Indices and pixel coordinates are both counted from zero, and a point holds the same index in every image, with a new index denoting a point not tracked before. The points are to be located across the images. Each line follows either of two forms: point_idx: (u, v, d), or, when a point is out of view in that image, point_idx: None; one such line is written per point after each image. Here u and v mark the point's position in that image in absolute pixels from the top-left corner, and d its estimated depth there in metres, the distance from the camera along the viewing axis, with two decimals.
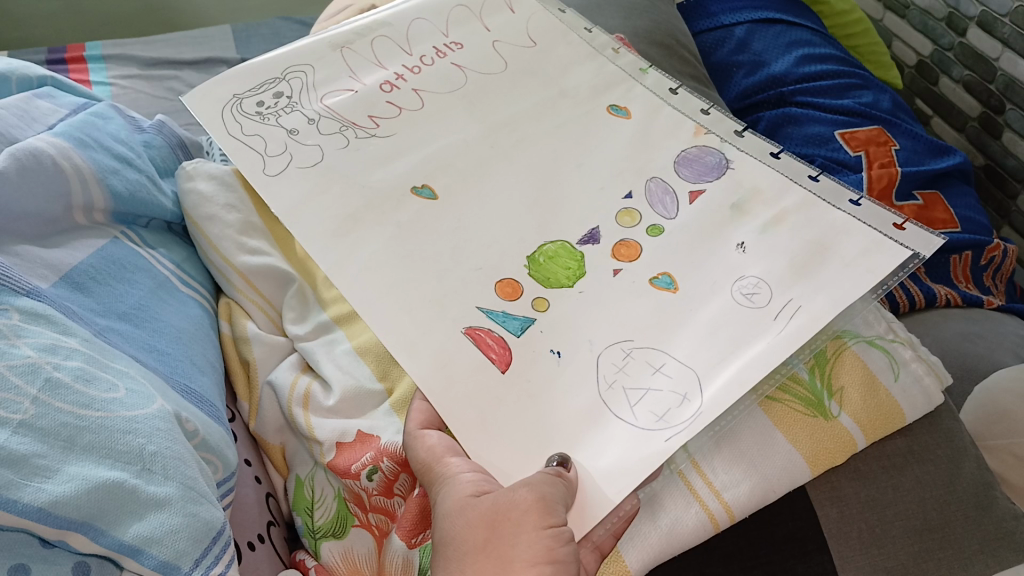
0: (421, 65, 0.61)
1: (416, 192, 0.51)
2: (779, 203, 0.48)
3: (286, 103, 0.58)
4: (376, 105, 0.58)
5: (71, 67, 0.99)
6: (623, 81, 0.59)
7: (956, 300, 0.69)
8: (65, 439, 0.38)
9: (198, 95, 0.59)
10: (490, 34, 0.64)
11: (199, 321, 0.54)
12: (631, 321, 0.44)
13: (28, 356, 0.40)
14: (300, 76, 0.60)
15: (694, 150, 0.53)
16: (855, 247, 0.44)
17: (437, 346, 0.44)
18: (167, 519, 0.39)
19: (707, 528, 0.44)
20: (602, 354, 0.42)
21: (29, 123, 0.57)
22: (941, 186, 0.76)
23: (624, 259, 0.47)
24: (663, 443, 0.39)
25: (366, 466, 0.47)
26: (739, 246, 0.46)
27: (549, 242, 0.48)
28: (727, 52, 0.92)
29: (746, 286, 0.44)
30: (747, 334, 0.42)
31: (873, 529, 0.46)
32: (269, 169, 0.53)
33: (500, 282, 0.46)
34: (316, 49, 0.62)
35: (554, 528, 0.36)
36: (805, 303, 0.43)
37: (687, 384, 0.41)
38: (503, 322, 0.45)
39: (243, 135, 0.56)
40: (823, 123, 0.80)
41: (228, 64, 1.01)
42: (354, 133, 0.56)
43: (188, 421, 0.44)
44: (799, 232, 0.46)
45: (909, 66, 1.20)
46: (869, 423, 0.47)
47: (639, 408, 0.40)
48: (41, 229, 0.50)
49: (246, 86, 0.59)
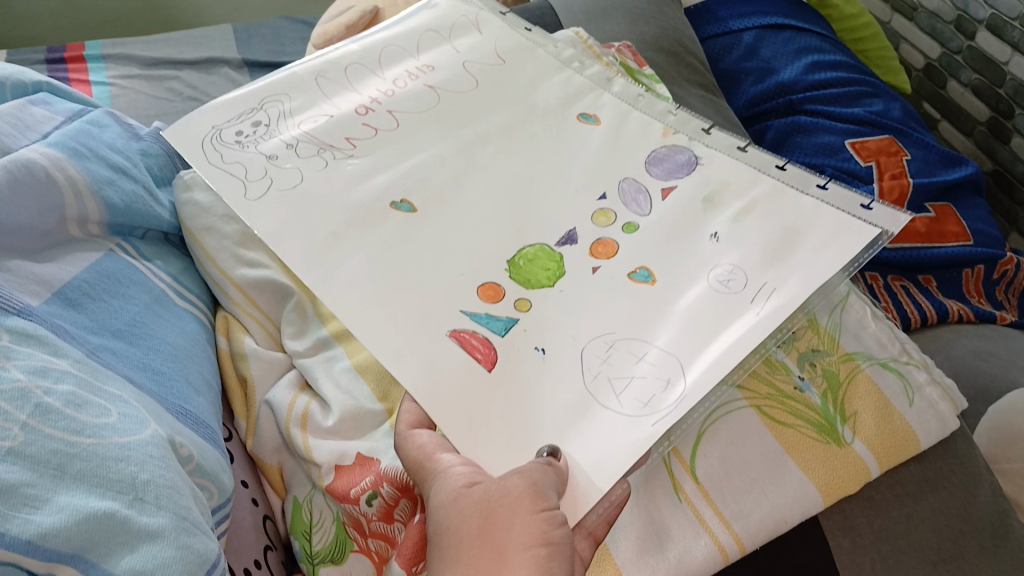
0: (394, 88, 0.60)
1: (394, 207, 0.50)
2: (747, 193, 0.48)
3: (265, 129, 0.56)
4: (351, 127, 0.56)
5: (70, 66, 0.97)
6: (593, 94, 0.58)
7: (969, 315, 0.68)
8: (56, 467, 0.37)
9: (176, 130, 0.57)
10: (460, 55, 0.63)
11: (195, 336, 0.53)
12: (614, 314, 0.43)
13: (17, 379, 0.38)
14: (277, 105, 0.59)
15: (665, 150, 0.52)
16: (826, 229, 0.44)
17: (426, 347, 0.42)
18: (159, 552, 0.37)
19: (717, 560, 0.42)
20: (586, 347, 0.41)
21: (23, 131, 0.55)
22: (951, 197, 0.74)
23: (601, 256, 0.46)
24: (651, 428, 0.37)
25: (366, 490, 0.46)
26: (713, 237, 0.46)
27: (528, 245, 0.47)
28: (735, 59, 0.89)
29: (721, 274, 0.43)
30: (726, 318, 0.41)
31: (885, 561, 0.45)
32: (250, 194, 0.51)
33: (482, 285, 0.45)
34: (292, 80, 0.61)
35: (548, 511, 0.35)
36: (779, 284, 0.42)
37: (670, 368, 0.40)
38: (487, 323, 0.43)
39: (224, 162, 0.53)
40: (833, 133, 0.78)
41: (227, 65, 0.99)
42: (333, 155, 0.54)
43: (182, 446, 0.43)
44: (767, 222, 0.46)
45: (916, 69, 1.19)
46: (885, 451, 0.45)
47: (624, 396, 0.39)
48: (33, 242, 0.49)
49: (225, 117, 0.58)
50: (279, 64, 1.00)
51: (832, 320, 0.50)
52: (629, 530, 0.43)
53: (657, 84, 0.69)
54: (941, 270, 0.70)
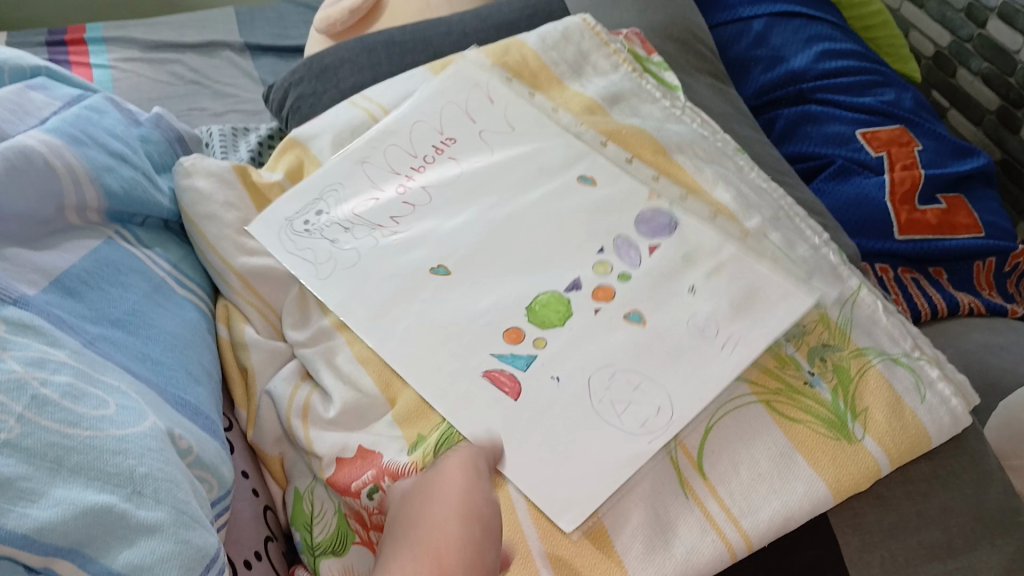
0: (426, 164, 0.61)
1: (432, 273, 0.53)
2: (718, 254, 0.52)
3: (328, 220, 0.58)
4: (392, 206, 0.59)
5: (71, 49, 0.95)
6: (603, 108, 0.63)
7: (979, 309, 0.68)
8: (52, 459, 0.36)
9: (262, 223, 0.57)
10: (476, 124, 0.63)
11: (196, 325, 0.52)
12: (613, 350, 0.48)
13: (14, 370, 0.38)
14: (334, 194, 0.60)
15: (648, 212, 0.55)
16: (779, 290, 0.50)
17: (464, 387, 0.47)
18: (158, 546, 0.37)
19: (724, 558, 0.41)
20: (592, 376, 0.47)
21: (21, 116, 0.54)
22: (964, 188, 0.73)
23: (602, 300, 0.51)
24: (647, 445, 0.43)
25: (366, 484, 0.45)
26: (691, 289, 0.51)
27: (541, 292, 0.51)
28: (744, 47, 0.86)
29: (698, 321, 0.49)
30: (701, 360, 0.47)
31: (896, 559, 0.44)
32: (321, 273, 0.55)
33: (507, 329, 0.50)
34: (338, 160, 0.62)
35: (469, 519, 0.38)
36: (741, 336, 0.48)
37: (660, 397, 0.46)
38: (512, 361, 0.48)
39: (295, 250, 0.56)
40: (844, 122, 0.77)
41: (230, 49, 0.98)
42: (382, 235, 0.57)
43: (181, 438, 0.42)
44: (734, 280, 0.51)
45: (926, 57, 1.17)
46: (896, 448, 0.44)
47: (623, 415, 0.45)
48: (32, 229, 0.48)
49: (290, 208, 0.59)
50: (282, 48, 0.99)
51: (843, 315, 0.50)
52: (636, 527, 0.42)
53: (665, 73, 0.68)
54: (952, 262, 0.70)
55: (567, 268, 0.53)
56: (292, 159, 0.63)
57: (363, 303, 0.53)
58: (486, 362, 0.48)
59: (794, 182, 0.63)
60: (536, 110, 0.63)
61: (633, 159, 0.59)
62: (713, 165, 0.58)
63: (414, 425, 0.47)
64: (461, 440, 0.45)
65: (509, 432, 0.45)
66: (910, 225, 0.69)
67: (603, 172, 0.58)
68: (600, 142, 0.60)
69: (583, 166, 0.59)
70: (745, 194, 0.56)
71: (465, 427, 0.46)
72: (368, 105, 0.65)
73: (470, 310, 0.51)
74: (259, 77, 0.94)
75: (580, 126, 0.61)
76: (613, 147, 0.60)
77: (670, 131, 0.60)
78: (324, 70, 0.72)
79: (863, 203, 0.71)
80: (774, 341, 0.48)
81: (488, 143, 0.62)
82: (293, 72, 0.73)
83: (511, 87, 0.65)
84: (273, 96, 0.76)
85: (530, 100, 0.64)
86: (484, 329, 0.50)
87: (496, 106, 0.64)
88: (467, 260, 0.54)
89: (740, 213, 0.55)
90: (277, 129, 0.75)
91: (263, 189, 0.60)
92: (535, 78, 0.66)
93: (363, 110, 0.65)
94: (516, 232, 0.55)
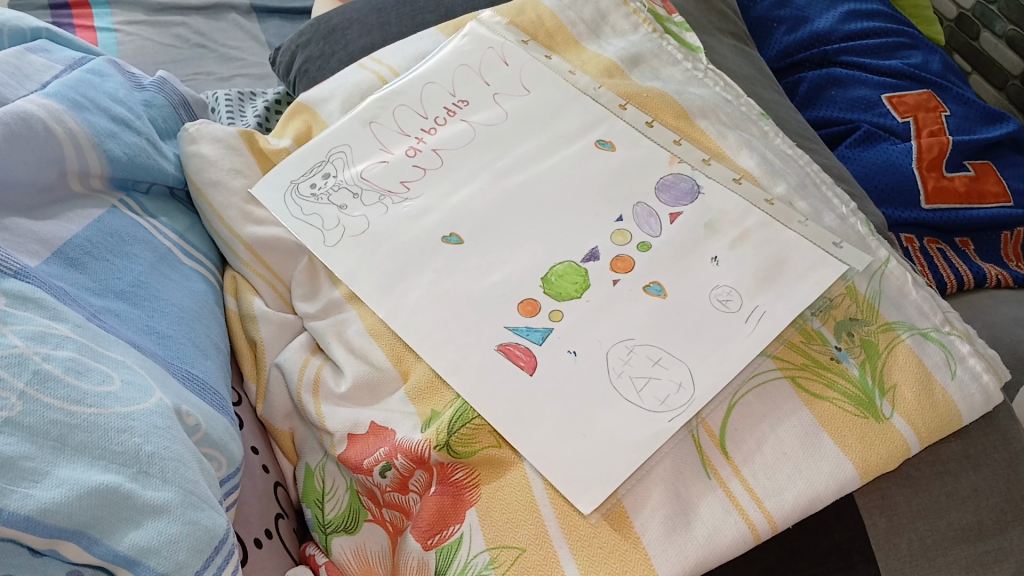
0: (436, 127, 0.59)
1: (444, 241, 0.52)
2: (742, 222, 0.50)
3: (337, 182, 0.57)
4: (403, 170, 0.57)
5: (76, 12, 0.91)
6: (621, 70, 0.61)
7: (1007, 280, 0.67)
8: (56, 438, 0.35)
9: (266, 183, 0.56)
10: (489, 88, 0.61)
11: (203, 297, 0.50)
12: (633, 321, 0.46)
13: (14, 345, 0.36)
14: (342, 156, 0.58)
15: (670, 177, 0.53)
16: (806, 260, 0.48)
17: (478, 360, 0.46)
18: (165, 528, 0.36)
19: (747, 539, 0.40)
20: (610, 350, 0.45)
21: (20, 80, 0.52)
22: (992, 155, 0.71)
23: (621, 270, 0.49)
24: (668, 424, 0.42)
25: (379, 462, 0.44)
26: (713, 259, 0.49)
27: (557, 262, 0.50)
28: (766, 7, 0.83)
29: (721, 294, 0.47)
30: (724, 335, 0.45)
31: (923, 541, 0.42)
32: (329, 240, 0.53)
33: (522, 300, 0.48)
34: (346, 121, 0.60)
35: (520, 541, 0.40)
36: (769, 308, 0.46)
37: (681, 372, 0.44)
38: (527, 335, 0.47)
39: (304, 215, 0.54)
40: (870, 86, 0.75)
41: (236, 11, 0.95)
42: (392, 202, 0.55)
43: (189, 415, 0.41)
44: (762, 248, 0.49)
45: (949, 19, 1.12)
46: (926, 427, 0.43)
47: (644, 393, 0.43)
48: (33, 198, 0.47)
49: (297, 169, 0.57)
50: (289, 10, 0.96)
51: (871, 287, 0.48)
52: (656, 508, 0.40)
53: (687, 33, 0.65)
54: (980, 232, 0.68)
55: (587, 237, 0.51)
56: (300, 125, 0.61)
57: (374, 273, 0.51)
58: (501, 335, 0.47)
59: (820, 149, 0.60)
60: (553, 71, 0.61)
61: (653, 123, 0.57)
62: (737, 131, 0.56)
63: (426, 400, 0.46)
64: (476, 417, 0.44)
65: (525, 407, 0.44)
66: (938, 192, 0.67)
67: (623, 135, 0.56)
68: (619, 106, 0.58)
69: (602, 128, 0.57)
70: (770, 160, 0.54)
71: (480, 401, 0.44)
72: (378, 68, 0.63)
73: (486, 280, 0.50)
74: (266, 40, 0.93)
75: (598, 89, 0.59)
76: (633, 111, 0.58)
77: (692, 94, 0.58)
78: (331, 33, 0.70)
79: (891, 168, 0.68)
80: (803, 313, 0.46)
81: (502, 106, 0.59)
82: (300, 35, 0.72)
83: (527, 48, 0.63)
84: (279, 59, 0.74)
85: (546, 61, 0.62)
86: (499, 301, 0.48)
87: (510, 68, 0.62)
88: (482, 228, 0.52)
89: (764, 180, 0.53)
90: (283, 92, 0.73)
91: (268, 152, 0.58)
92: (551, 38, 0.64)
93: (373, 72, 0.63)
94: (532, 199, 0.53)
